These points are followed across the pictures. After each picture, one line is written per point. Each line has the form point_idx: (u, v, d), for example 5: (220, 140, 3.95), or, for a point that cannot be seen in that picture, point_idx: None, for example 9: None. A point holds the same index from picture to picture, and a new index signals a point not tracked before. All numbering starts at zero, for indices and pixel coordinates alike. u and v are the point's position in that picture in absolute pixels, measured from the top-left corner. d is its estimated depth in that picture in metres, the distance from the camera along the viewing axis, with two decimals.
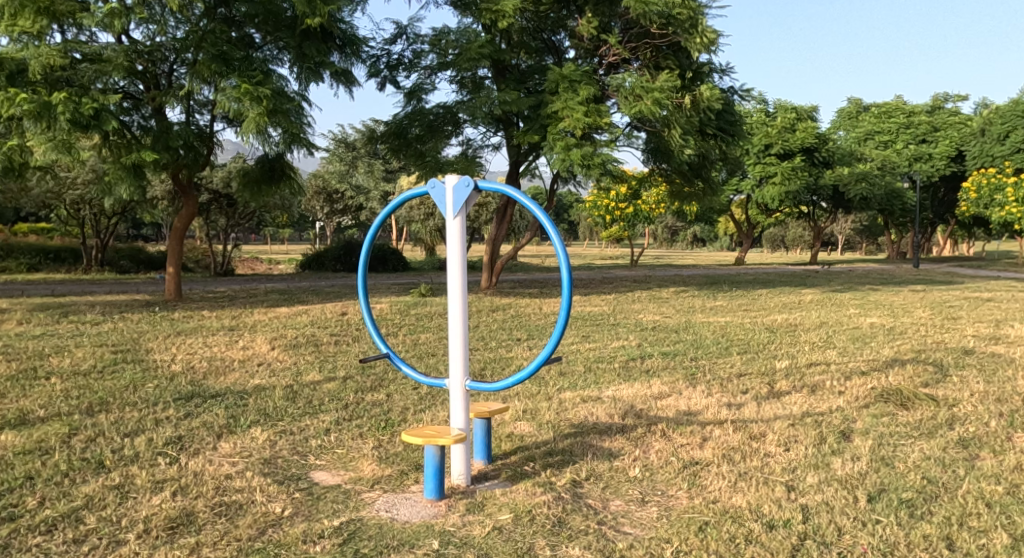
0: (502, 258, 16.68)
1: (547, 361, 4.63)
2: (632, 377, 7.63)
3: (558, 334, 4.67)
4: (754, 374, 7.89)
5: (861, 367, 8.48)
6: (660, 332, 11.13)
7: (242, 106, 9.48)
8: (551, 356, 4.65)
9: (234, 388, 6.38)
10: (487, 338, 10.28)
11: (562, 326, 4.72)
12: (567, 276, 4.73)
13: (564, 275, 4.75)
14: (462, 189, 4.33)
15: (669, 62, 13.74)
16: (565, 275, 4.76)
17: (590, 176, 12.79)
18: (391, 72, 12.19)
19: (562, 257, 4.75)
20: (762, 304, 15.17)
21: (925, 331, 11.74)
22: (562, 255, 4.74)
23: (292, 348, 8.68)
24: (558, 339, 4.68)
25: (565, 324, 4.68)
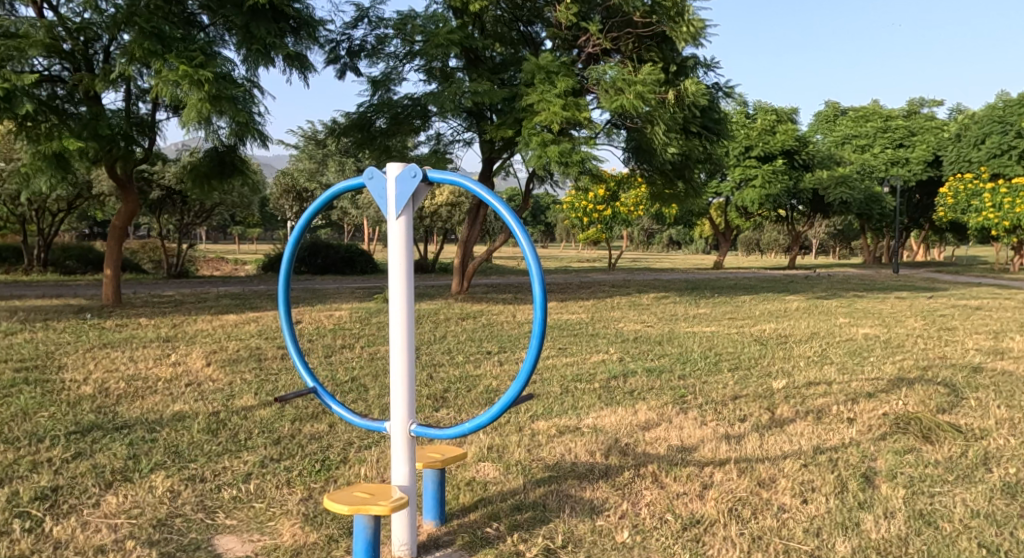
0: (475, 261, 15.74)
1: (514, 399, 3.69)
2: (614, 400, 6.74)
3: (529, 365, 3.74)
4: (750, 396, 7.04)
5: (865, 388, 7.66)
6: (642, 344, 10.27)
7: (182, 91, 8.44)
8: (519, 394, 3.73)
9: (147, 416, 5.40)
10: (454, 350, 9.35)
11: (535, 354, 3.78)
12: (541, 291, 3.80)
13: (537, 289, 3.83)
14: (408, 179, 3.41)
15: (652, 55, 12.94)
16: (539, 288, 3.83)
17: (569, 175, 11.97)
18: (352, 59, 11.27)
19: (535, 266, 3.83)
20: (747, 312, 14.39)
21: (922, 344, 10.99)
22: (533, 264, 3.83)
23: (231, 363, 7.71)
24: (530, 371, 3.75)
25: (538, 350, 3.75)
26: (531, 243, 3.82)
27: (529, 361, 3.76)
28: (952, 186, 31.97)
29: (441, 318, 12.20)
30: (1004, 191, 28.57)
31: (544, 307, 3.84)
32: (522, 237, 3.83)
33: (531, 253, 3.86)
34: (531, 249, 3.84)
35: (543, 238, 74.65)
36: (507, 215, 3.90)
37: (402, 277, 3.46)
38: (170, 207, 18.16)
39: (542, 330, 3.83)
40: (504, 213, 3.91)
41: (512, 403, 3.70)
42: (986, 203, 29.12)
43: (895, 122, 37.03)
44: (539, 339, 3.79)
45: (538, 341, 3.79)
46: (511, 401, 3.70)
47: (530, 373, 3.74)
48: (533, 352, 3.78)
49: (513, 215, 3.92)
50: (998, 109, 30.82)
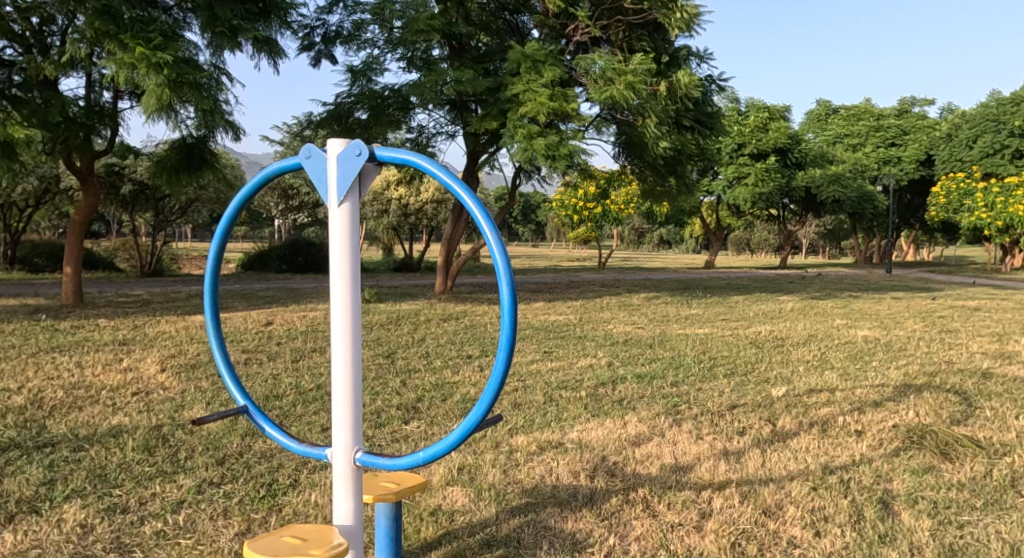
0: (459, 260, 15.16)
1: (479, 421, 3.14)
2: (602, 410, 6.19)
3: (495, 381, 3.18)
4: (749, 406, 6.50)
5: (872, 397, 7.12)
6: (632, 347, 9.73)
7: (138, 76, 7.86)
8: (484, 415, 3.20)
9: (79, 432, 4.83)
10: (433, 354, 8.79)
11: (503, 366, 3.22)
12: (509, 290, 3.25)
13: (506, 289, 3.27)
14: (352, 159, 2.91)
15: (643, 44, 12.40)
16: (507, 287, 3.27)
17: (556, 169, 11.41)
18: (327, 46, 10.73)
19: (501, 261, 3.28)
20: (741, 313, 13.89)
21: (925, 347, 10.48)
22: (499, 259, 3.27)
23: (188, 369, 7.12)
24: (499, 387, 3.19)
25: (505, 362, 3.18)
26: (498, 236, 3.28)
27: (495, 375, 3.19)
28: (944, 185, 31.58)
29: (421, 319, 11.64)
30: (997, 190, 28.22)
31: (513, 310, 3.28)
32: (488, 228, 3.28)
33: (497, 246, 3.31)
34: (498, 241, 3.30)
35: (533, 238, 74.19)
36: (470, 202, 3.34)
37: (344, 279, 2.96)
38: (145, 202, 17.56)
39: (511, 337, 3.26)
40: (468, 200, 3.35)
41: (476, 425, 3.15)
42: (979, 203, 28.78)
43: (887, 120, 36.66)
44: (508, 348, 3.22)
45: (507, 351, 3.23)
46: (475, 422, 3.14)
47: (497, 390, 3.18)
48: (501, 364, 3.21)
49: (479, 205, 3.35)
50: (990, 108, 30.49)
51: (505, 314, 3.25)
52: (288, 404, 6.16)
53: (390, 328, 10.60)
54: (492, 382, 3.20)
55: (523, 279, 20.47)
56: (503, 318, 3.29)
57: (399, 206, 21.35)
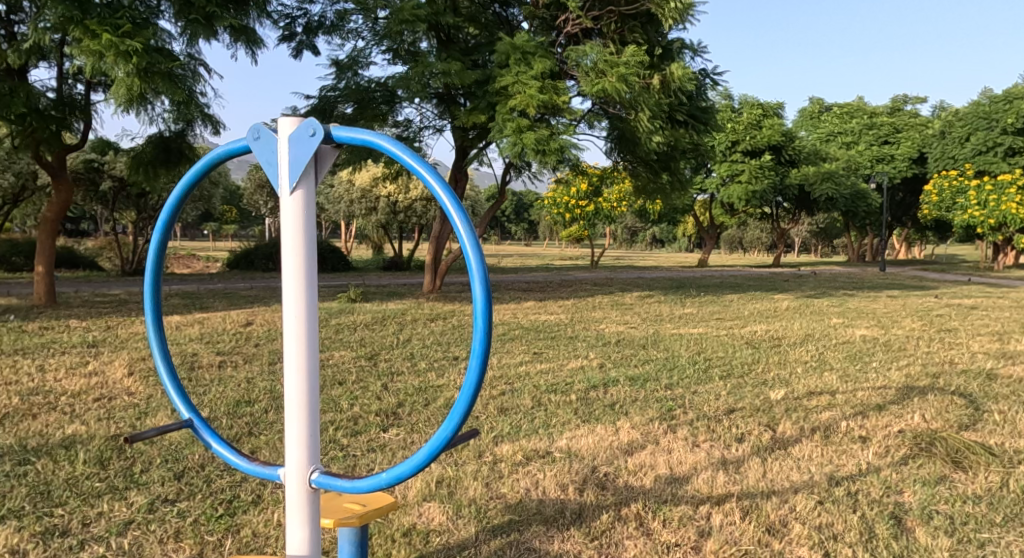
0: (448, 258, 14.82)
1: (450, 439, 2.84)
2: (593, 415, 5.87)
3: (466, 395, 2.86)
4: (747, 410, 6.19)
5: (874, 400, 6.80)
6: (624, 348, 9.41)
7: (106, 65, 7.53)
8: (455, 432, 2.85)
9: (28, 443, 4.50)
10: (418, 356, 8.46)
11: (476, 376, 2.88)
12: (483, 290, 2.90)
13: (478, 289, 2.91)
14: (305, 139, 2.75)
15: (635, 36, 12.10)
16: (481, 287, 2.92)
17: (546, 164, 11.09)
18: (308, 36, 10.40)
19: (474, 258, 2.93)
20: (735, 312, 13.60)
21: (925, 346, 10.17)
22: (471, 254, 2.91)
23: (158, 372, 6.77)
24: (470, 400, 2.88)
25: (478, 371, 2.86)
26: (470, 230, 2.92)
27: (467, 386, 2.88)
28: (936, 184, 31.13)
29: (407, 319, 11.30)
30: (989, 188, 28.12)
31: (488, 312, 2.95)
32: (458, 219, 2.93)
33: (469, 238, 2.95)
34: (469, 235, 2.94)
35: (526, 237, 73.90)
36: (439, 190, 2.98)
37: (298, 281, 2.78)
38: (127, 199, 17.19)
39: (485, 343, 2.93)
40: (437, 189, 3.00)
41: (447, 443, 2.84)
42: (971, 201, 28.64)
43: (880, 118, 36.47)
44: (481, 355, 2.89)
45: (480, 359, 2.90)
46: (445, 440, 2.84)
47: (470, 402, 2.87)
48: (473, 373, 2.89)
49: (450, 192, 2.99)
50: (983, 105, 30.34)
51: (479, 318, 2.90)
52: (260, 409, 5.82)
53: (374, 328, 10.26)
54: (464, 394, 2.89)
55: (514, 277, 20.15)
56: (476, 320, 2.96)
57: (387, 204, 20.99)
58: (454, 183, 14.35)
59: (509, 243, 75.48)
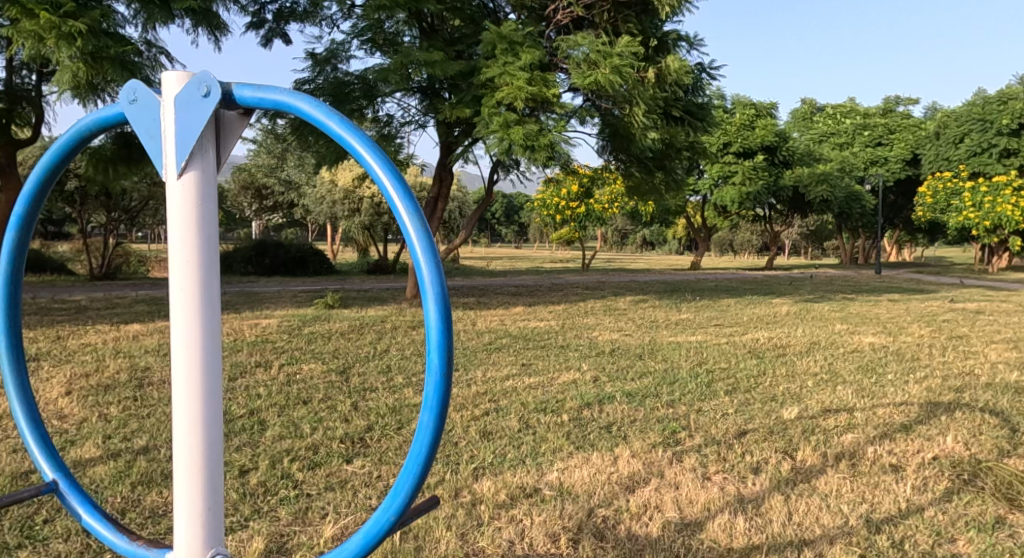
0: (433, 262, 14.14)
1: (394, 521, 2.52)
2: (588, 443, 5.17)
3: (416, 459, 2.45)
4: (760, 432, 5.51)
5: (897, 419, 6.10)
6: (618, 359, 8.72)
7: (45, 49, 6.92)
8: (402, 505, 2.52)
9: None
10: (394, 369, 7.79)
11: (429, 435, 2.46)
12: (440, 324, 2.39)
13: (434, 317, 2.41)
14: (196, 100, 2.42)
15: (629, 27, 11.45)
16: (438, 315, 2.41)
17: (536, 161, 10.41)
18: (279, 23, 9.76)
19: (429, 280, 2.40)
20: (734, 317, 12.94)
21: (939, 355, 9.47)
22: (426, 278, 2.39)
23: (101, 391, 6.10)
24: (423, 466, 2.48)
25: (432, 433, 2.45)
26: (427, 250, 2.39)
27: (416, 451, 2.47)
28: (930, 185, 30.92)
29: (386, 327, 10.60)
30: (984, 189, 27.59)
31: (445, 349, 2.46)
32: (408, 225, 2.40)
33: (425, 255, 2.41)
34: (425, 251, 2.40)
35: (516, 239, 73.32)
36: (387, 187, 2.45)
37: (190, 309, 2.44)
38: (93, 197, 16.48)
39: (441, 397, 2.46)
40: (382, 178, 2.44)
41: (391, 525, 2.52)
42: (966, 202, 28.14)
43: (874, 119, 35.96)
44: (436, 415, 2.44)
45: (435, 416, 2.46)
46: (389, 522, 2.53)
47: (421, 470, 2.48)
48: (426, 434, 2.47)
49: (397, 185, 2.44)
50: (977, 106, 29.84)
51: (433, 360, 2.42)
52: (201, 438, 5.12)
53: (351, 338, 9.57)
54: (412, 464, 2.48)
55: (502, 281, 19.45)
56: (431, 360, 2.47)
57: (371, 205, 20.25)
58: (439, 181, 13.69)
59: (499, 245, 74.81)
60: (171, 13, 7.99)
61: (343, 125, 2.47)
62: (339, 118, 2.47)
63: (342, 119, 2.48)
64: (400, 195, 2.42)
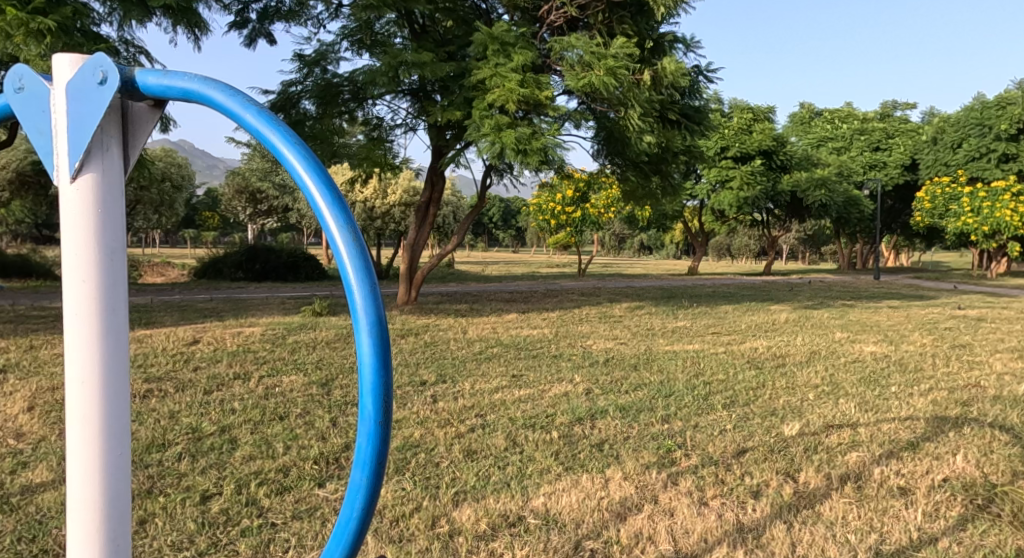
0: (425, 268, 13.85)
1: None
2: (578, 464, 4.87)
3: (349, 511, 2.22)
4: (760, 451, 5.22)
5: (903, 436, 5.79)
6: (612, 370, 8.42)
7: (16, 46, 6.72)
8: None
9: None
10: (380, 381, 7.51)
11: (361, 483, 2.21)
12: (371, 354, 2.15)
13: (365, 347, 2.16)
14: (92, 88, 2.21)
15: (624, 28, 11.18)
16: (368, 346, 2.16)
17: (528, 165, 10.13)
18: (263, 23, 9.46)
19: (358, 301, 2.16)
20: (732, 325, 12.65)
21: (942, 365, 9.18)
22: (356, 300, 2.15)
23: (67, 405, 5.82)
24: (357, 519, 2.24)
25: (365, 481, 2.20)
26: (356, 267, 2.15)
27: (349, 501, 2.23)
28: (929, 190, 30.16)
29: None
30: (982, 194, 27.34)
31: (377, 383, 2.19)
32: (335, 241, 2.16)
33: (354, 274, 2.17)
34: (355, 270, 2.16)
35: (514, 243, 73.05)
36: (312, 192, 2.19)
37: (87, 339, 2.20)
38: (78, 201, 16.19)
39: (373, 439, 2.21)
40: (306, 183, 2.19)
41: None
42: (964, 208, 27.89)
43: (872, 124, 35.73)
44: (369, 463, 2.20)
45: (368, 463, 2.21)
46: None
47: (356, 526, 2.24)
48: (358, 484, 2.21)
49: (325, 192, 2.19)
50: (975, 111, 29.62)
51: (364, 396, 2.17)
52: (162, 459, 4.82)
53: (336, 347, 9.28)
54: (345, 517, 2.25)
55: (496, 287, 19.15)
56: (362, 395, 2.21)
57: (363, 209, 19.95)
58: (431, 186, 13.40)
59: (496, 249, 74.55)
60: (147, 10, 7.75)
61: (262, 119, 2.24)
62: (258, 112, 2.23)
63: (261, 112, 2.25)
64: (324, 200, 2.17)
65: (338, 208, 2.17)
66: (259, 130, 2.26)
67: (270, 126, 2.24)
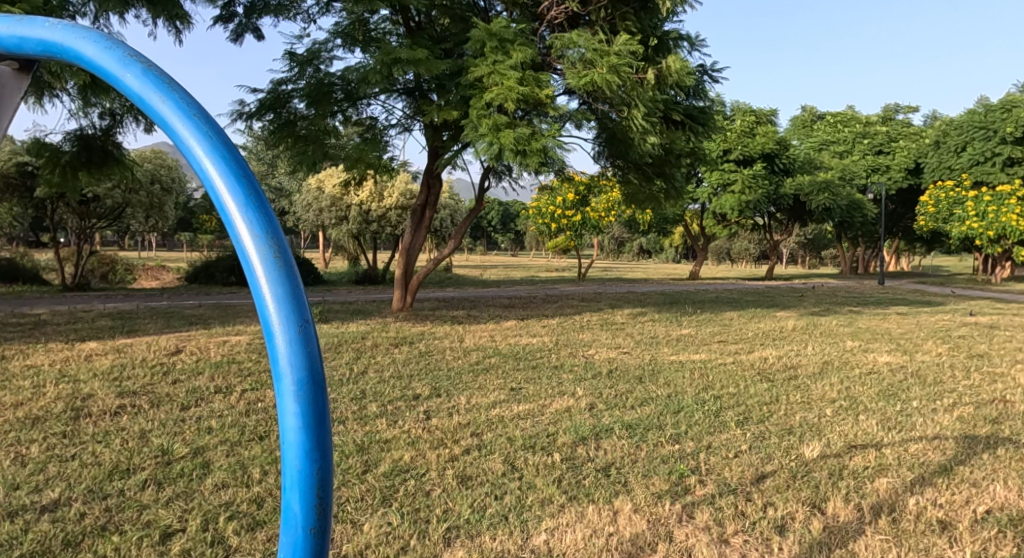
0: (421, 273, 13.39)
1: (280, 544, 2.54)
2: (584, 494, 4.44)
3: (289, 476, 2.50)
4: (780, 477, 4.80)
5: (934, 458, 5.34)
6: (615, 382, 7.97)
7: None
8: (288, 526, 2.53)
9: None
10: (370, 395, 7.07)
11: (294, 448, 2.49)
12: (286, 326, 2.46)
13: (279, 322, 2.48)
14: None
15: (627, 24, 10.76)
16: (283, 321, 2.47)
17: (528, 167, 9.69)
18: (250, 17, 9.05)
19: (269, 280, 2.48)
20: (738, 333, 12.22)
21: (961, 376, 8.73)
22: (266, 279, 2.47)
23: (30, 426, 5.40)
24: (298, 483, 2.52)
25: (295, 446, 2.49)
26: (262, 248, 2.48)
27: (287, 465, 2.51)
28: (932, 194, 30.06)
29: (367, 344, 9.88)
30: (987, 198, 26.89)
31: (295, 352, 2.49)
32: (245, 228, 2.48)
33: (266, 256, 2.49)
34: (265, 254, 2.48)
35: (512, 246, 72.62)
36: (220, 184, 2.50)
37: None
38: (64, 203, 15.80)
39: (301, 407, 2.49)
40: (212, 174, 2.49)
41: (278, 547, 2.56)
42: (969, 212, 27.45)
43: (874, 127, 35.31)
44: (298, 429, 2.49)
45: (297, 431, 2.50)
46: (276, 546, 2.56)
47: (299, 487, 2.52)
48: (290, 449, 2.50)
49: (231, 182, 2.50)
50: (979, 114, 29.21)
51: (284, 367, 2.47)
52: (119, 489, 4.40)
53: (327, 357, 8.84)
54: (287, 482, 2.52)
55: (495, 292, 18.71)
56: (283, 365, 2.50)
57: (359, 213, 19.50)
58: (427, 188, 12.94)
59: (494, 252, 74.11)
60: (126, 3, 7.35)
61: (169, 114, 2.52)
62: (166, 104, 2.52)
63: (167, 106, 2.53)
64: (232, 188, 2.48)
65: (248, 200, 2.49)
66: (168, 127, 2.53)
67: (179, 123, 2.52)
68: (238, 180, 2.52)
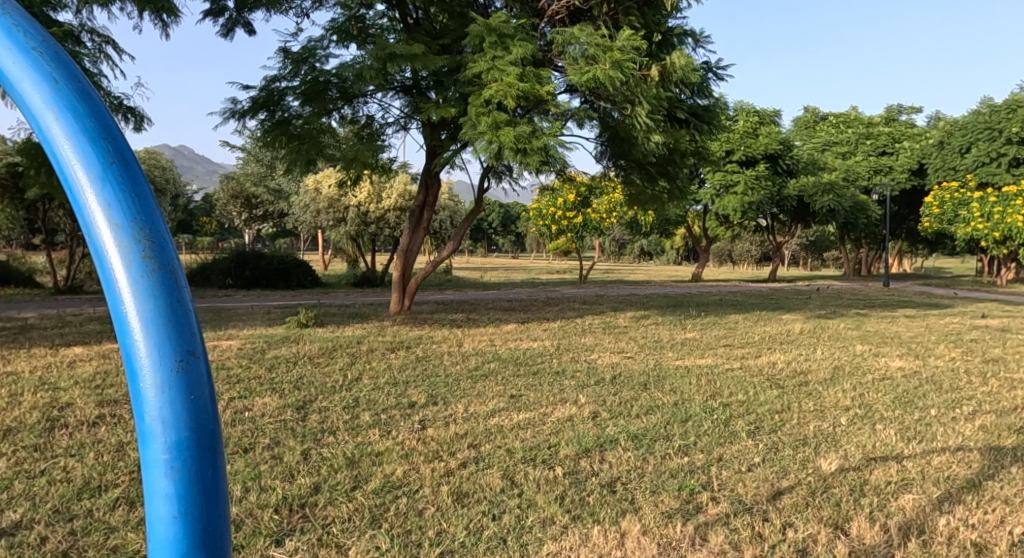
0: (419, 275, 13.08)
1: None
2: (588, 515, 4.15)
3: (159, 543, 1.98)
4: (798, 493, 4.50)
5: (959, 472, 5.03)
6: (619, 388, 7.67)
7: None
8: None
9: None
10: (364, 404, 6.77)
11: (163, 505, 1.98)
12: (152, 348, 1.95)
13: (145, 344, 1.96)
14: None
15: (630, 19, 10.47)
16: (150, 342, 1.96)
17: (528, 167, 9.39)
18: (240, 12, 8.76)
19: (133, 286, 1.95)
20: (744, 337, 11.90)
21: (975, 382, 8.43)
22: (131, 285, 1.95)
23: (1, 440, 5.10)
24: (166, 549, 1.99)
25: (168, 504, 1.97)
26: (129, 246, 1.95)
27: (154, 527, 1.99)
28: (938, 195, 29.32)
29: (362, 348, 9.57)
30: (993, 199, 26.54)
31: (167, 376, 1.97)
32: (109, 218, 1.96)
33: (133, 254, 1.97)
34: (131, 254, 1.96)
35: (513, 248, 72.40)
36: (76, 162, 1.98)
37: None
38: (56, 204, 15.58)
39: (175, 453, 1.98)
40: (68, 151, 1.98)
41: None
42: (974, 213, 27.11)
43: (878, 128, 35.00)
44: (174, 479, 1.97)
45: (169, 485, 1.98)
46: None
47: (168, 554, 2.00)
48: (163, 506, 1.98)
49: (92, 161, 1.98)
50: (984, 115, 28.88)
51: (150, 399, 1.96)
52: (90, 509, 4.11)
53: (320, 363, 8.55)
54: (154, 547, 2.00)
55: (495, 294, 18.39)
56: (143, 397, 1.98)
57: (357, 214, 19.21)
58: (425, 189, 12.64)
59: (495, 254, 73.89)
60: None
61: (23, 74, 2.02)
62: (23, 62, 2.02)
63: (23, 65, 2.03)
64: (91, 167, 1.96)
65: (110, 187, 1.97)
66: (19, 89, 2.02)
67: (34, 84, 2.01)
68: (105, 156, 2.00)
